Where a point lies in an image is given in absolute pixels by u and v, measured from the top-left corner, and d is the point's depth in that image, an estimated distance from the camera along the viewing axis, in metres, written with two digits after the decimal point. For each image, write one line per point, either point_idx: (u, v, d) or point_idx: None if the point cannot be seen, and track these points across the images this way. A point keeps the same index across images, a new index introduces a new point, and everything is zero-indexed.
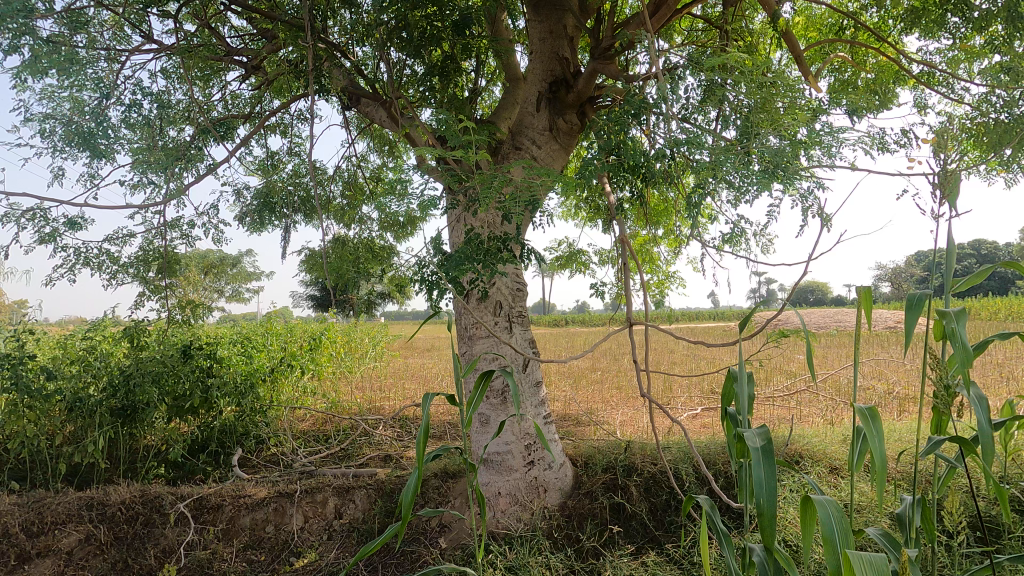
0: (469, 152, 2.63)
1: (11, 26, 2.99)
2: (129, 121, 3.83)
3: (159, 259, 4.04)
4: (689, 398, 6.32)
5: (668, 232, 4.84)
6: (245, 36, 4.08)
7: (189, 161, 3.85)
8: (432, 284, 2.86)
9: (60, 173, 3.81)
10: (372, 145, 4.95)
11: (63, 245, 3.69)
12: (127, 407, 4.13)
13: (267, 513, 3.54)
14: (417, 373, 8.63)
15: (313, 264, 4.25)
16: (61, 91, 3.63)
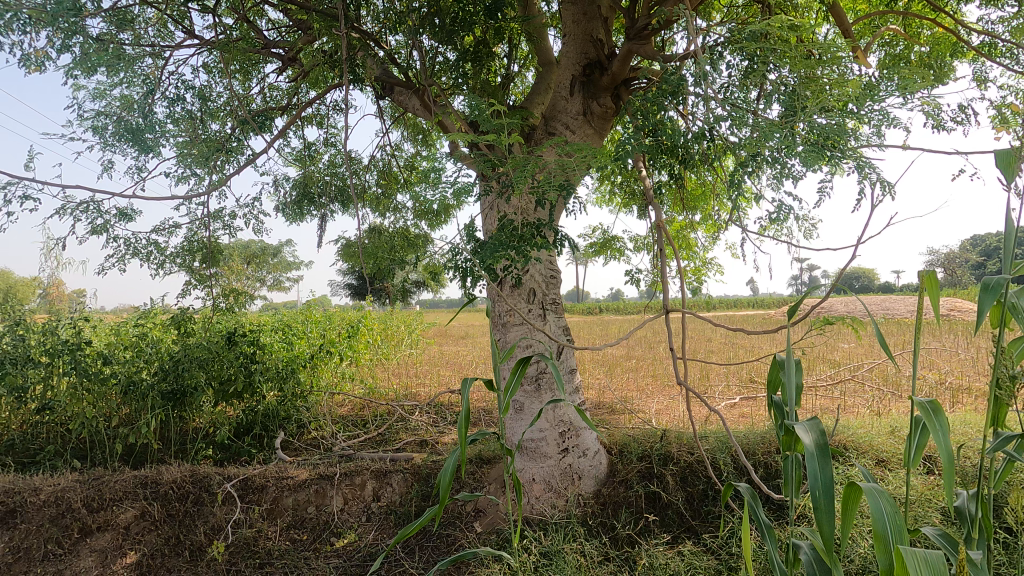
0: (500, 138, 2.60)
1: (63, 27, 3.12)
2: (173, 116, 3.95)
3: (204, 249, 4.18)
4: (727, 387, 6.19)
5: (705, 217, 4.73)
6: (282, 28, 4.14)
7: (230, 153, 3.97)
8: (465, 271, 2.85)
9: (112, 167, 3.97)
10: (406, 134, 4.98)
11: (114, 236, 3.85)
12: (177, 391, 4.24)
13: (308, 494, 3.65)
14: (452, 361, 8.72)
15: (349, 253, 4.33)
16: (112, 89, 3.78)
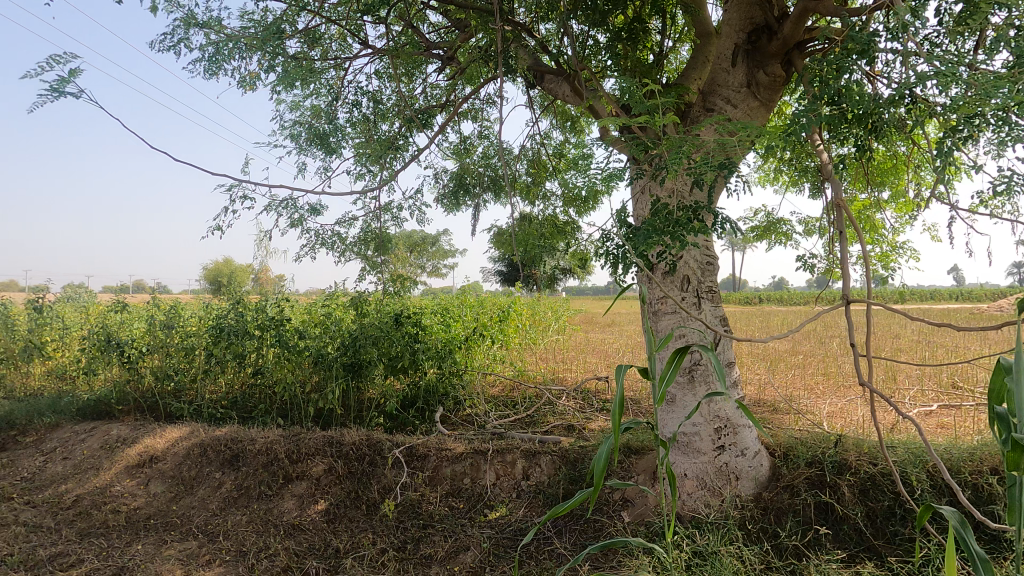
0: (655, 118, 2.49)
1: (269, 50, 3.68)
2: (352, 120, 4.44)
3: (376, 239, 4.66)
4: (921, 392, 5.33)
5: (896, 194, 4.09)
6: (441, 29, 4.40)
7: (397, 151, 4.35)
8: (617, 257, 2.79)
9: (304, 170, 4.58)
10: (555, 122, 5.03)
11: (307, 228, 4.46)
12: (355, 364, 4.80)
13: (464, 466, 3.87)
14: (598, 349, 8.67)
15: (502, 241, 4.52)
16: (305, 101, 4.37)
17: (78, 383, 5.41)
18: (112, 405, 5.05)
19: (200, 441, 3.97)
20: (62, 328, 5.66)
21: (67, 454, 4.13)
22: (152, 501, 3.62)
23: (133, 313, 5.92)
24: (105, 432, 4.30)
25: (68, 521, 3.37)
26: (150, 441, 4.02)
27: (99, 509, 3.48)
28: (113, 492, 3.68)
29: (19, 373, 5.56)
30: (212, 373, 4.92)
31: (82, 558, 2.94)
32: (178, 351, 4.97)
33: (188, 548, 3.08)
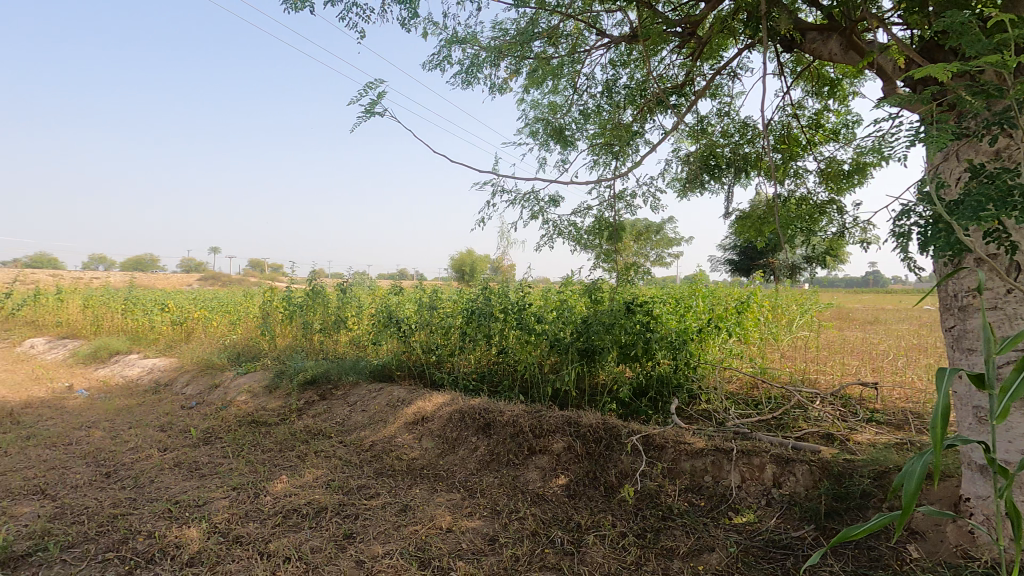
0: (987, 63, 1.95)
1: (517, 53, 4.00)
2: (588, 111, 4.55)
3: (610, 229, 4.72)
4: None
5: None
6: (680, 5, 4.19)
7: (633, 138, 4.29)
8: (914, 242, 2.20)
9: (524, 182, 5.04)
10: (813, 89, 4.40)
11: (546, 219, 4.74)
12: (589, 349, 4.88)
13: (706, 463, 3.52)
14: (860, 349, 7.39)
15: (745, 226, 4.14)
16: (545, 98, 4.62)
17: (368, 351, 6.67)
18: (393, 369, 6.03)
19: (459, 408, 4.48)
20: (357, 306, 7.04)
21: (365, 407, 5.16)
22: (424, 453, 4.20)
23: (405, 295, 7.13)
24: (390, 392, 5.26)
25: (368, 459, 4.16)
26: (422, 404, 4.74)
27: (388, 454, 4.22)
28: (398, 442, 4.42)
29: (330, 340, 7.10)
30: (466, 349, 5.53)
31: (378, 493, 3.52)
32: (439, 329, 5.73)
33: (455, 499, 3.42)
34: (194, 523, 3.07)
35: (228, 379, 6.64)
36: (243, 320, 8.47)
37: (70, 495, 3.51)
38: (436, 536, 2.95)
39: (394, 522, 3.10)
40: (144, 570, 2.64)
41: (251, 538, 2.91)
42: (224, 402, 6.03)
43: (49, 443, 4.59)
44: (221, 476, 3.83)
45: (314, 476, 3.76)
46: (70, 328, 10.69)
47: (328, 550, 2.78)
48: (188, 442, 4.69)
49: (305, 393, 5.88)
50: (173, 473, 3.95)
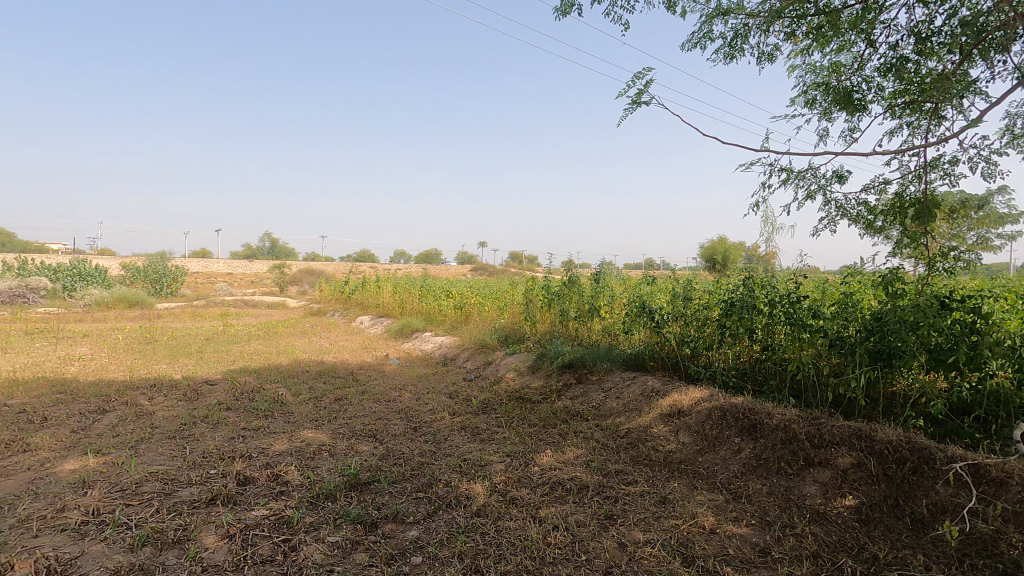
0: None
1: (798, 11, 3.63)
2: (887, 67, 3.83)
3: (916, 205, 3.93)
4: None
5: None
6: None
7: (956, 89, 3.42)
8: None
9: (755, 164, 4.30)
10: None
11: (828, 198, 4.16)
12: (884, 351, 3.95)
13: None
14: None
15: None
16: (829, 60, 4.05)
17: (621, 339, 6.79)
18: (646, 359, 5.98)
19: (719, 405, 4.22)
20: (610, 295, 7.22)
21: (619, 394, 5.28)
22: (682, 447, 4.07)
23: (657, 285, 7.05)
24: (644, 381, 5.29)
25: (624, 445, 4.24)
26: (678, 396, 4.61)
27: (644, 443, 4.22)
28: (653, 432, 4.37)
29: (585, 327, 7.44)
30: (725, 343, 5.13)
31: (636, 480, 3.57)
32: (694, 321, 5.47)
33: (717, 500, 3.26)
34: (479, 479, 3.57)
35: (498, 357, 7.52)
36: (509, 306, 9.50)
37: (392, 441, 4.44)
38: (699, 535, 2.85)
39: (654, 512, 3.11)
40: (445, 511, 3.17)
41: (524, 502, 3.24)
42: (496, 378, 6.86)
43: (377, 398, 5.87)
44: (497, 442, 4.37)
45: (575, 455, 4.01)
46: (385, 309, 13.48)
47: (592, 527, 2.94)
48: (471, 410, 5.48)
49: (563, 375, 6.29)
50: (460, 434, 4.66)
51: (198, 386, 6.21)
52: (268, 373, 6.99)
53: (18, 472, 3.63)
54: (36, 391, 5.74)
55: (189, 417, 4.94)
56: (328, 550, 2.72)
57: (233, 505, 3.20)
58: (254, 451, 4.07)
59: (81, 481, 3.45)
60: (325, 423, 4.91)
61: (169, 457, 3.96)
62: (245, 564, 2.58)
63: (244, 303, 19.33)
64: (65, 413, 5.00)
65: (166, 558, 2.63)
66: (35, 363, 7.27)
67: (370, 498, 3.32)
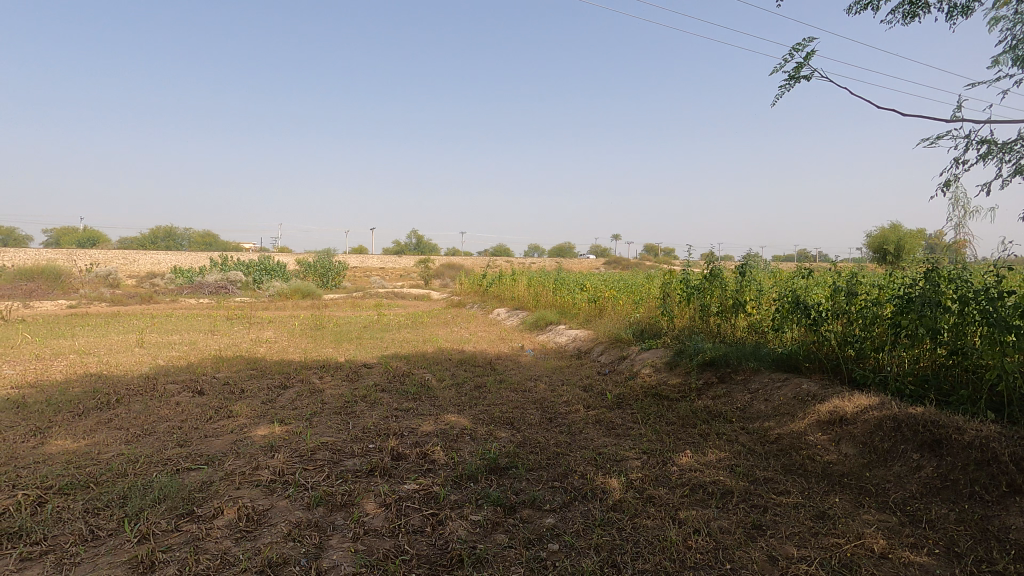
0: None
1: None
2: None
3: None
4: None
5: None
6: None
7: None
8: None
9: (942, 135, 3.99)
10: None
11: None
12: None
13: None
14: None
15: None
16: None
17: (770, 337, 6.26)
18: (800, 360, 5.39)
19: (893, 414, 3.71)
20: (758, 289, 6.68)
21: (768, 397, 4.88)
22: (844, 459, 3.65)
23: (814, 280, 6.36)
24: (798, 384, 4.83)
25: (774, 452, 3.91)
26: (840, 402, 4.13)
27: (798, 452, 3.85)
28: (809, 440, 3.97)
29: (728, 323, 6.98)
30: (899, 344, 4.45)
31: (788, 490, 3.28)
32: (859, 319, 4.83)
33: (889, 522, 2.87)
34: (614, 474, 3.54)
35: (633, 352, 7.36)
36: (645, 301, 9.25)
37: (529, 430, 4.57)
38: (867, 559, 2.54)
39: (810, 528, 2.84)
40: (580, 502, 3.20)
41: (662, 501, 3.15)
42: (631, 373, 6.72)
43: (514, 387, 6.08)
44: (633, 439, 4.28)
45: (717, 458, 3.79)
46: (520, 302, 13.87)
47: (737, 535, 2.76)
48: (605, 404, 5.43)
49: (704, 373, 5.96)
50: (595, 428, 4.65)
51: (358, 368, 6.94)
52: (416, 359, 7.58)
53: (225, 434, 4.36)
54: (236, 367, 6.83)
55: (351, 396, 5.54)
56: (471, 527, 2.89)
57: (389, 477, 3.53)
58: (405, 430, 4.45)
59: (270, 445, 4.05)
60: (467, 408, 5.20)
61: (336, 430, 4.49)
62: (400, 532, 2.85)
63: (395, 295, 21.13)
64: (257, 387, 5.89)
65: (336, 518, 3.00)
66: (234, 344, 8.67)
67: (509, 483, 3.46)
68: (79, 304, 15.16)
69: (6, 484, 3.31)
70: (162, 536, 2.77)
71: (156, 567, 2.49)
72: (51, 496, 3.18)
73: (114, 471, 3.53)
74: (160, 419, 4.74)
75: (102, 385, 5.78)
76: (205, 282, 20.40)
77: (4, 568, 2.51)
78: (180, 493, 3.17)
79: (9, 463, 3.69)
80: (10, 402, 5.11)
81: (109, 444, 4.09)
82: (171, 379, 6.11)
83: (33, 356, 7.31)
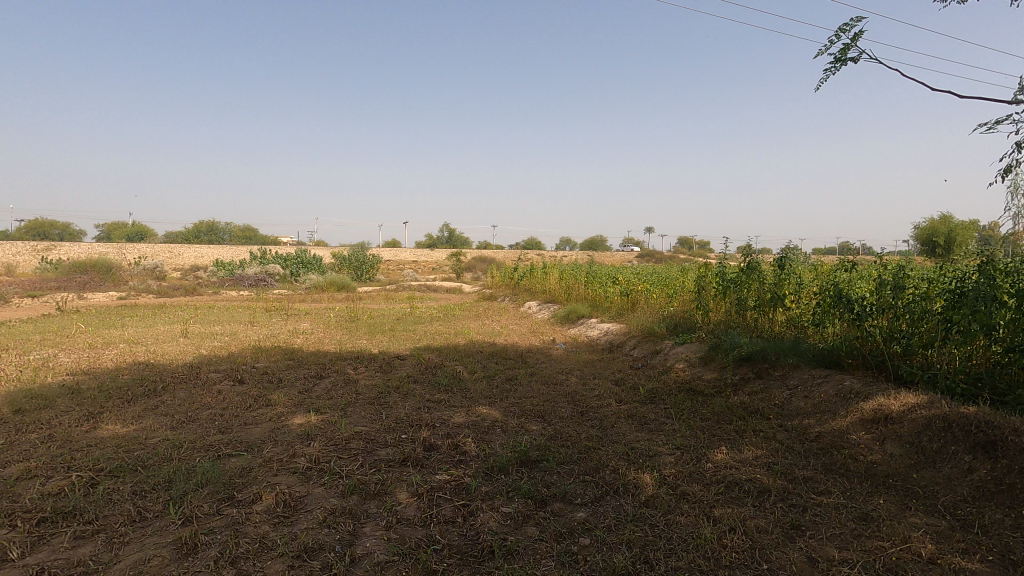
0: None
1: None
2: None
3: None
4: None
5: None
6: None
7: None
8: None
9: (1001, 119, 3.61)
10: None
11: None
12: None
13: None
14: None
15: None
16: None
17: (810, 332, 6.07)
18: (842, 356, 5.19)
19: (943, 414, 3.54)
20: (797, 283, 6.46)
21: (808, 394, 4.73)
22: (890, 460, 3.49)
23: (857, 273, 6.12)
24: (839, 380, 4.67)
25: (814, 451, 3.78)
26: (885, 400, 3.97)
27: (840, 451, 3.72)
28: (852, 440, 3.83)
29: (766, 318, 6.79)
30: (950, 341, 4.21)
31: (829, 490, 3.18)
32: (907, 314, 4.63)
33: (938, 526, 2.74)
34: (647, 470, 3.49)
35: (667, 346, 7.25)
36: (678, 294, 9.11)
37: (560, 423, 4.55)
38: (914, 564, 2.44)
39: (853, 529, 2.74)
40: (612, 497, 3.17)
41: (696, 499, 3.09)
42: (665, 367, 6.62)
43: (545, 380, 6.08)
44: (666, 434, 4.21)
45: (754, 455, 3.70)
46: (551, 295, 13.80)
47: (775, 535, 2.69)
48: (637, 399, 5.36)
49: (740, 369, 5.81)
50: (627, 422, 4.60)
51: (391, 360, 7.04)
52: (448, 352, 7.64)
53: (263, 422, 4.49)
54: (274, 357, 7.03)
55: (384, 387, 5.63)
56: (502, 520, 2.90)
57: (421, 467, 3.57)
58: (437, 421, 4.49)
59: (306, 434, 4.15)
60: (498, 401, 5.21)
61: (370, 420, 4.57)
62: (432, 522, 2.87)
63: (427, 288, 21.33)
64: (294, 377, 6.04)
65: (369, 506, 3.04)
66: (272, 334, 8.90)
67: (540, 476, 3.45)
68: (129, 296, 15.83)
69: (61, 466, 3.49)
70: (204, 519, 2.87)
71: (198, 548, 2.58)
72: (102, 478, 3.33)
73: (159, 455, 3.67)
74: (203, 407, 4.91)
75: (149, 373, 6.02)
76: (244, 275, 21.03)
77: (60, 545, 2.65)
78: (220, 478, 3.28)
79: (65, 445, 3.89)
80: (66, 388, 5.38)
81: (155, 429, 4.26)
82: (213, 368, 6.32)
83: (86, 344, 7.66)
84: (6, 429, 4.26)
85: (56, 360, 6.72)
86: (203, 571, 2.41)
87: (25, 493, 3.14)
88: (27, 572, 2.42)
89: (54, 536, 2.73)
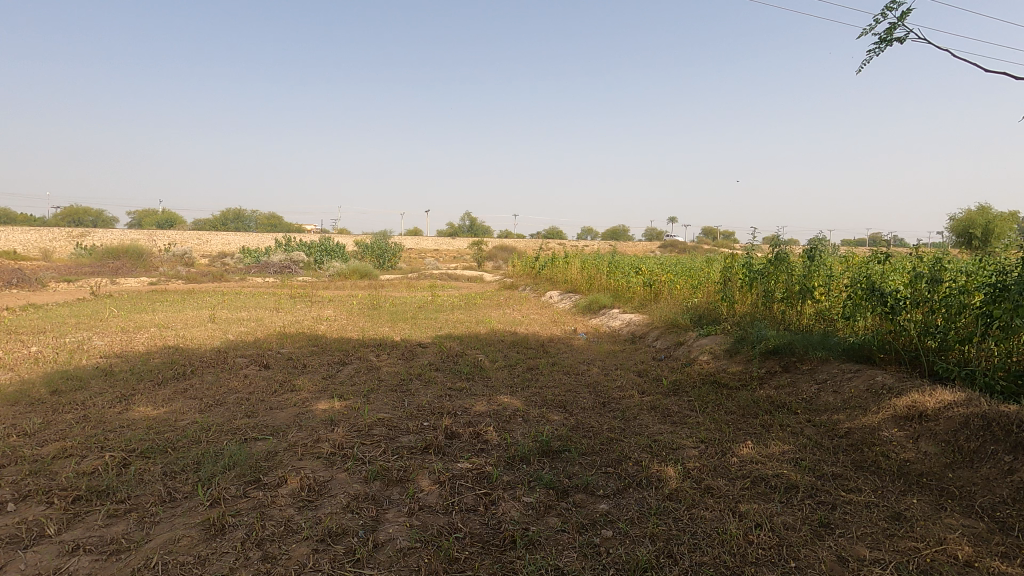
0: None
1: None
2: None
3: None
4: None
5: None
6: None
7: None
8: None
9: None
10: None
11: None
12: None
13: None
14: None
15: None
16: None
17: (840, 326, 5.93)
18: (874, 351, 5.04)
19: (982, 413, 3.42)
20: (828, 275, 6.28)
21: (838, 389, 4.62)
22: (925, 458, 3.39)
23: (891, 265, 5.91)
24: (871, 376, 4.54)
25: (843, 447, 3.69)
26: (919, 397, 3.84)
27: (872, 448, 3.62)
28: (883, 436, 3.73)
29: (794, 310, 6.64)
30: (990, 336, 4.05)
31: (860, 488, 3.09)
32: (943, 308, 4.47)
33: (974, 528, 2.65)
34: (671, 463, 3.45)
35: (691, 338, 7.14)
36: (703, 285, 8.97)
37: (582, 414, 4.52)
38: (950, 566, 2.36)
39: (884, 529, 2.67)
40: (635, 490, 3.13)
41: (721, 493, 3.04)
42: (688, 360, 6.52)
43: (566, 370, 6.05)
44: (689, 427, 4.16)
45: (781, 450, 3.62)
46: (573, 285, 13.72)
47: (804, 532, 2.63)
48: (661, 390, 5.30)
49: (767, 362, 5.70)
50: (650, 414, 4.54)
51: (414, 347, 7.10)
52: (469, 340, 7.66)
53: (288, 407, 4.56)
54: (298, 343, 7.13)
55: (407, 374, 5.66)
56: (524, 509, 2.89)
57: (442, 455, 3.58)
58: (459, 410, 4.50)
59: (330, 419, 4.19)
60: (519, 390, 5.21)
61: (392, 407, 4.60)
62: (454, 509, 2.88)
63: (448, 277, 21.36)
64: (318, 362, 6.12)
65: (391, 492, 3.07)
66: (297, 321, 9.03)
67: (562, 466, 3.44)
68: (160, 281, 16.19)
69: (95, 446, 3.58)
70: (232, 501, 2.92)
71: (225, 530, 2.63)
72: (133, 458, 3.42)
73: (188, 438, 3.75)
74: (230, 391, 5.00)
75: (179, 357, 6.16)
76: (270, 262, 21.39)
77: (94, 523, 2.73)
78: (247, 461, 3.33)
79: (100, 426, 4.01)
80: (99, 370, 5.54)
81: (185, 412, 4.35)
82: (240, 353, 6.44)
83: (120, 328, 7.89)
84: (43, 408, 4.40)
85: (91, 342, 6.92)
86: (230, 551, 2.46)
87: (61, 472, 3.24)
88: (64, 548, 2.50)
89: (89, 514, 2.82)
